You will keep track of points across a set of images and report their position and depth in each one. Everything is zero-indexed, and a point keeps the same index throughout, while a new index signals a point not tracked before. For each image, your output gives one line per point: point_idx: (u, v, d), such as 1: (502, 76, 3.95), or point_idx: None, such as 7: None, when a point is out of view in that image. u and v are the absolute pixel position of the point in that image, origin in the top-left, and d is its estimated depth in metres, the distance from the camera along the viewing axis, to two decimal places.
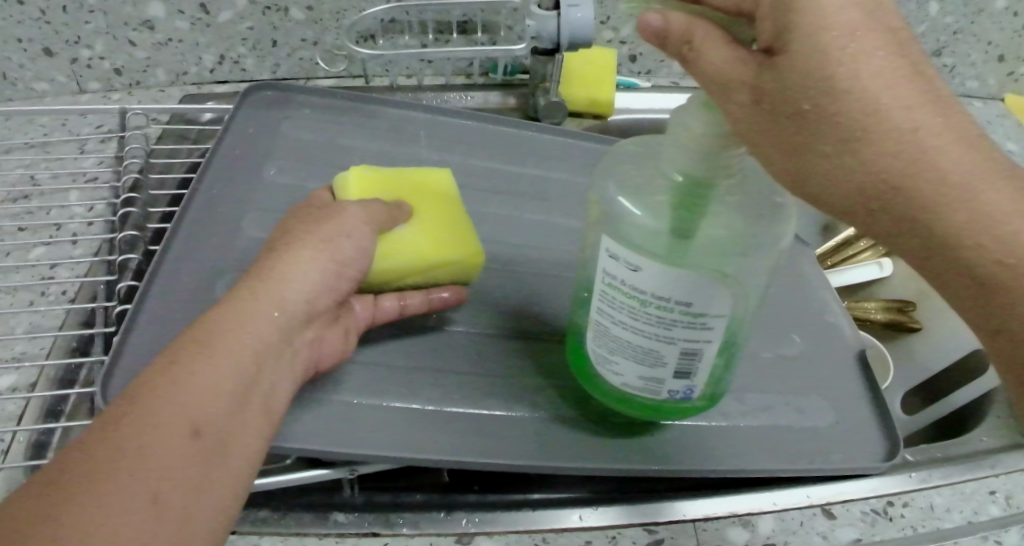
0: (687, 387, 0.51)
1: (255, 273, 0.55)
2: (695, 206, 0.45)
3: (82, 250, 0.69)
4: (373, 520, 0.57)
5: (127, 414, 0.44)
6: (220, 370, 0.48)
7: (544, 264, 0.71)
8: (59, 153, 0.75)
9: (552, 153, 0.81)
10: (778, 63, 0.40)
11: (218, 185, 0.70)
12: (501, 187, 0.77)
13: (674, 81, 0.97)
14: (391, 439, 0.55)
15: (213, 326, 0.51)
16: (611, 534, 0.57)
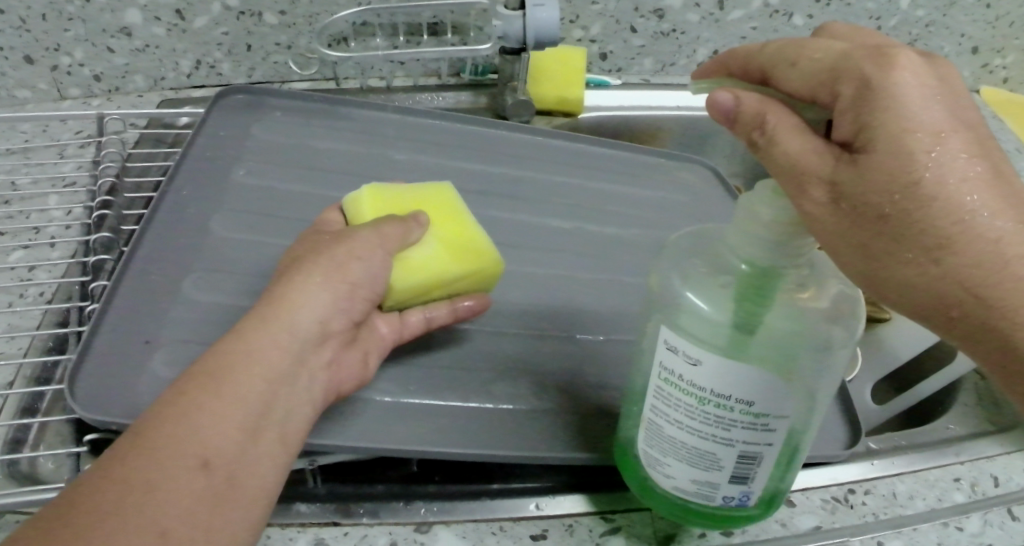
0: (743, 493, 0.46)
1: (273, 292, 0.49)
2: (758, 297, 0.42)
3: (61, 252, 0.65)
4: (334, 510, 0.52)
5: (136, 446, 0.40)
6: (233, 405, 0.43)
7: (530, 263, 0.64)
8: (39, 158, 0.71)
9: (540, 154, 0.72)
10: (860, 162, 0.36)
11: (185, 185, 0.61)
12: (476, 185, 0.68)
13: (645, 79, 0.80)
14: (356, 432, 0.51)
15: (228, 347, 0.46)
16: (567, 523, 0.53)
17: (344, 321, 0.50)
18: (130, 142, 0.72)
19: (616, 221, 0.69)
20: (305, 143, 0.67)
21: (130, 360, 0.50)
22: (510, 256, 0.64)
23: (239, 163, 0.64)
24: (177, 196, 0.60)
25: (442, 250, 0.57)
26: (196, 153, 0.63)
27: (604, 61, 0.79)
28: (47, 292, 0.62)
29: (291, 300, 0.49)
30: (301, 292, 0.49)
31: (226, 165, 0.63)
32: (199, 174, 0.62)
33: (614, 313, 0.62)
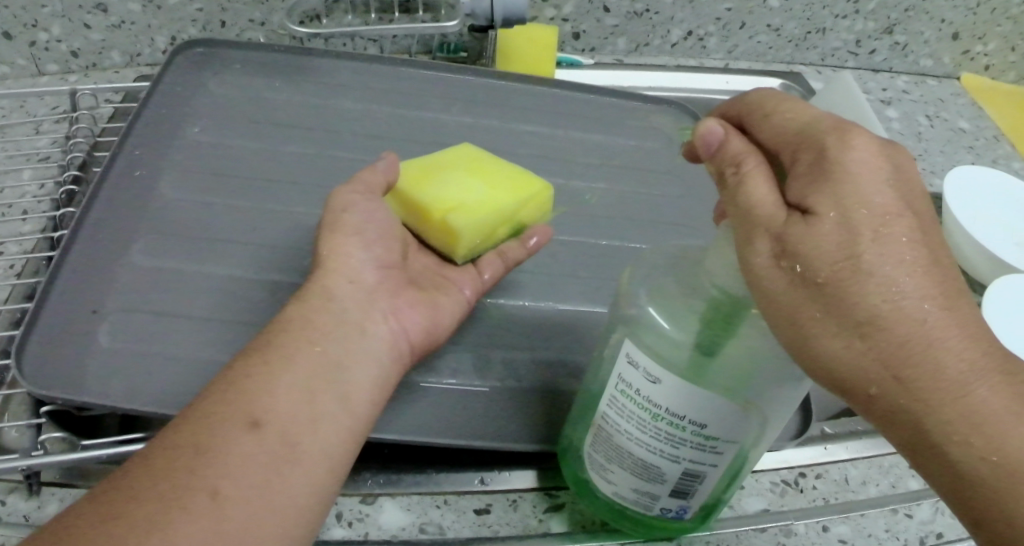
0: (681, 507, 0.47)
1: (317, 266, 0.51)
2: (726, 326, 0.41)
3: (32, 226, 0.66)
4: None
5: (197, 411, 0.42)
6: (286, 370, 0.44)
7: None
8: (15, 134, 0.72)
9: (525, 111, 0.71)
10: (809, 220, 0.38)
11: (141, 155, 0.62)
12: None
13: (619, 60, 0.80)
14: None
15: (281, 320, 0.47)
16: (511, 498, 0.53)
17: (374, 273, 0.52)
18: (105, 117, 0.73)
19: (582, 173, 0.68)
20: (269, 117, 0.68)
21: (76, 328, 0.51)
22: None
23: (205, 137, 0.65)
24: (137, 168, 0.61)
25: (491, 192, 0.58)
26: (160, 125, 0.64)
27: (577, 40, 0.78)
28: (16, 266, 0.63)
29: (327, 269, 0.50)
30: (340, 258, 0.51)
31: (192, 138, 0.64)
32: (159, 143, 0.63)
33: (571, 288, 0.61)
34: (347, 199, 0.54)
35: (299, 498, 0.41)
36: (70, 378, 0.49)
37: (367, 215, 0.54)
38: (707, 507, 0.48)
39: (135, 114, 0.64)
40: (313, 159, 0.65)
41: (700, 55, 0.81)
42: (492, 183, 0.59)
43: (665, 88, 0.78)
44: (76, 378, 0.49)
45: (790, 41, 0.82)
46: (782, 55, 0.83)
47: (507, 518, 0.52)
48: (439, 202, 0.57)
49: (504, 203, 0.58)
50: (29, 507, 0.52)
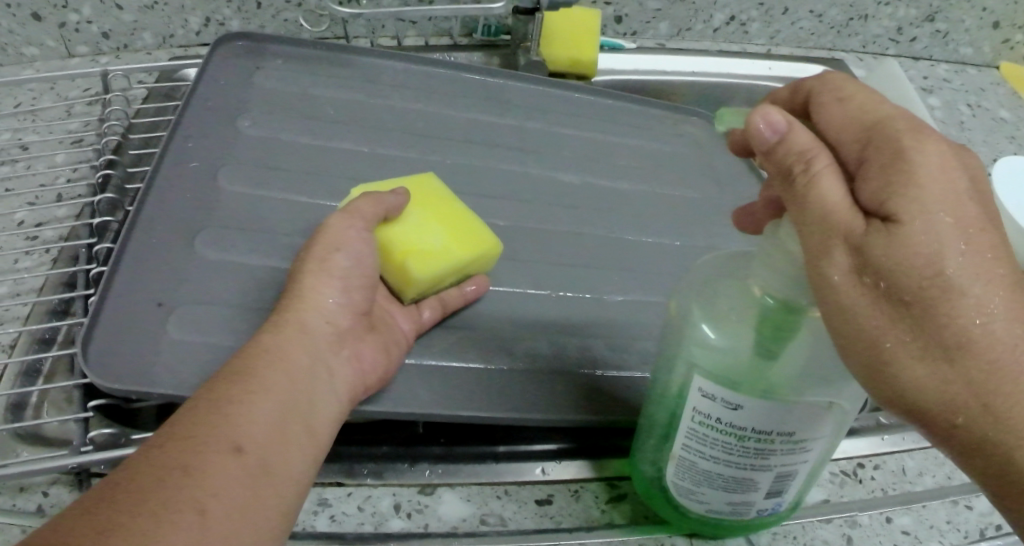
0: (776, 504, 0.46)
1: (288, 300, 0.48)
2: (783, 332, 0.40)
3: (67, 210, 0.64)
4: (339, 469, 0.52)
5: (175, 434, 0.40)
6: (261, 397, 0.43)
7: (541, 218, 0.63)
8: (46, 118, 0.70)
9: (560, 107, 0.72)
10: (893, 231, 0.34)
11: (194, 138, 0.60)
12: (486, 138, 0.67)
13: (660, 44, 0.80)
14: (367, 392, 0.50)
15: (253, 347, 0.45)
16: (573, 488, 0.52)
17: (347, 320, 0.49)
18: (138, 98, 0.71)
19: (626, 175, 0.68)
20: (307, 93, 0.66)
21: (135, 318, 0.50)
22: (522, 211, 0.63)
23: (243, 115, 0.62)
24: (181, 148, 0.59)
25: (449, 236, 0.56)
26: (198, 104, 0.62)
27: (619, 24, 0.79)
28: (52, 252, 0.61)
29: (304, 308, 0.48)
30: (315, 302, 0.48)
31: (233, 116, 0.62)
32: (201, 122, 0.61)
33: (624, 270, 0.60)
34: (337, 238, 0.51)
35: (272, 524, 0.40)
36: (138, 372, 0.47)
37: (355, 259, 0.50)
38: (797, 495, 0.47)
39: (189, 94, 0.62)
40: (357, 139, 0.64)
41: (743, 39, 0.81)
42: (450, 224, 0.56)
43: (707, 73, 0.79)
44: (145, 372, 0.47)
45: (832, 28, 0.81)
46: (823, 40, 0.83)
47: (570, 509, 0.51)
48: (392, 244, 0.54)
49: (463, 252, 0.55)
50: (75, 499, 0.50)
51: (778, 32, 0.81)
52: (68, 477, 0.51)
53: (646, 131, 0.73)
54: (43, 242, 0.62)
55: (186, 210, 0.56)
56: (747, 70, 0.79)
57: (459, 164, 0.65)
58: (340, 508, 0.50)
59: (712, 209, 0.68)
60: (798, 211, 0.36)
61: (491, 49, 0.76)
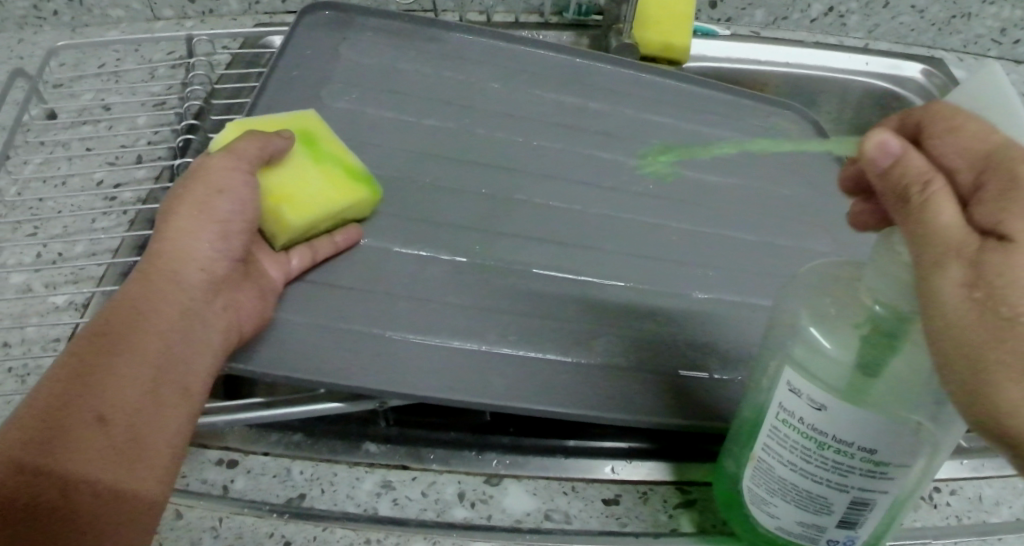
0: (849, 538, 0.43)
1: (165, 246, 0.47)
2: (891, 341, 0.38)
3: (145, 172, 0.64)
4: (403, 452, 0.51)
5: (40, 410, 0.40)
6: (119, 358, 0.42)
7: (619, 208, 0.61)
8: (129, 80, 0.70)
9: (645, 94, 0.69)
10: (1011, 250, 0.30)
11: (274, 108, 0.59)
12: (568, 121, 0.65)
13: (755, 32, 0.77)
14: (441, 381, 0.48)
15: (128, 300, 0.44)
16: (642, 490, 0.51)
17: (226, 264, 0.48)
18: (220, 63, 0.71)
19: (709, 170, 0.66)
20: (388, 66, 0.64)
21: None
22: (600, 201, 0.61)
23: (324, 87, 0.61)
24: (261, 118, 0.59)
25: (330, 180, 0.54)
26: (280, 74, 0.61)
27: (713, 9, 0.76)
28: (129, 214, 0.62)
29: (173, 253, 0.46)
30: (181, 249, 0.47)
31: (313, 88, 0.61)
32: (283, 93, 0.60)
33: (703, 267, 0.58)
34: (217, 181, 0.50)
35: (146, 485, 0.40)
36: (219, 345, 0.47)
37: (238, 206, 0.49)
38: (877, 533, 0.44)
39: (274, 62, 0.61)
40: (436, 118, 0.62)
41: (840, 32, 0.78)
42: (334, 167, 0.55)
43: (801, 65, 0.75)
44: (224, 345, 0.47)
45: (934, 24, 0.77)
46: (924, 37, 0.78)
47: (637, 512, 0.50)
48: (277, 181, 0.53)
49: (336, 196, 0.54)
50: None
51: (876, 25, 0.77)
52: None
53: (733, 123, 0.70)
54: (121, 204, 0.62)
55: None
56: (842, 63, 0.75)
57: (538, 148, 0.63)
58: (404, 492, 0.49)
59: (796, 209, 0.65)
60: (909, 237, 0.33)
61: (579, 29, 0.74)
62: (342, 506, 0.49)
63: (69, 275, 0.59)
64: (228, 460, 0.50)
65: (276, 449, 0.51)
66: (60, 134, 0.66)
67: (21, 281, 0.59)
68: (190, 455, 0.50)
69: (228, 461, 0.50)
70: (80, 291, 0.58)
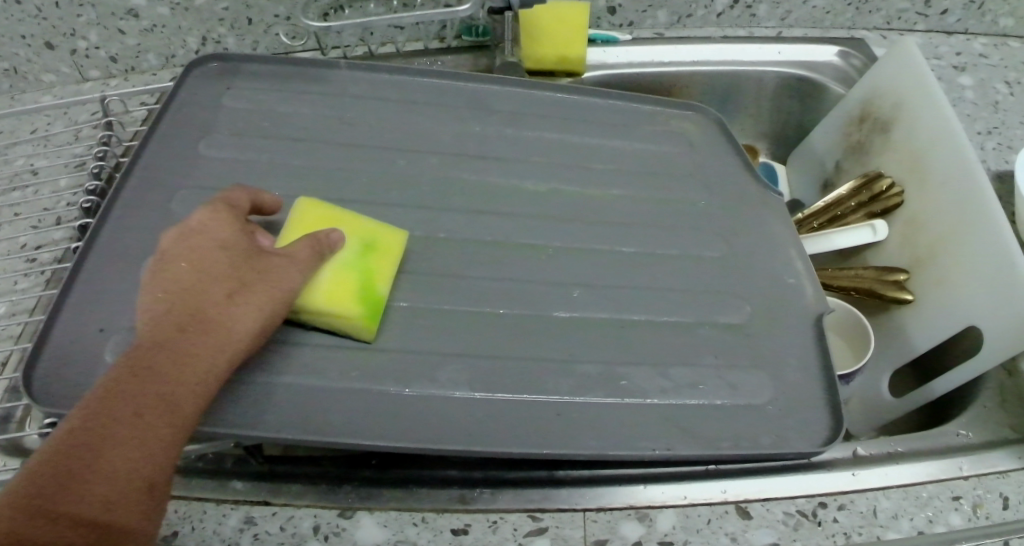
0: None
1: (222, 303, 0.47)
2: None
3: (64, 232, 0.68)
4: (268, 487, 0.53)
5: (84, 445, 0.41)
6: (164, 415, 0.43)
7: (494, 230, 0.61)
8: (59, 143, 0.75)
9: (539, 110, 0.69)
10: None
11: (157, 159, 0.62)
12: (453, 144, 0.65)
13: (659, 33, 0.75)
14: (283, 421, 0.50)
15: (173, 347, 0.45)
16: (492, 519, 0.51)
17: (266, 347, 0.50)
18: (140, 119, 0.75)
19: (599, 182, 0.65)
20: (270, 110, 0.65)
21: (81, 345, 0.53)
22: (477, 225, 0.61)
23: (208, 135, 0.63)
24: (142, 171, 0.61)
25: (336, 282, 0.53)
26: (165, 124, 0.63)
27: (613, 15, 0.74)
28: (47, 273, 0.66)
29: (227, 311, 0.47)
30: (233, 313, 0.47)
31: (197, 136, 0.63)
32: (171, 142, 0.63)
33: (572, 287, 0.59)
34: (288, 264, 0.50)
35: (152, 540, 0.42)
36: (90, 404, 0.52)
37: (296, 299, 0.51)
38: None
39: (160, 113, 0.63)
40: (315, 154, 0.63)
41: (750, 23, 0.75)
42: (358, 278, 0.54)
43: (706, 63, 0.74)
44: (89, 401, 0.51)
45: (850, 4, 0.74)
46: (842, 19, 0.75)
47: (485, 540, 0.50)
48: None
49: (326, 302, 0.52)
50: None
51: (787, 13, 0.74)
52: None
53: (631, 131, 0.69)
54: (41, 263, 0.67)
55: (144, 235, 0.58)
56: (754, 56, 0.73)
57: (417, 175, 0.63)
58: (263, 527, 0.52)
59: (682, 215, 0.64)
60: None
61: (477, 50, 0.75)
62: (208, 542, 0.52)
63: None
64: None
65: None
66: None
67: None
68: None
69: None
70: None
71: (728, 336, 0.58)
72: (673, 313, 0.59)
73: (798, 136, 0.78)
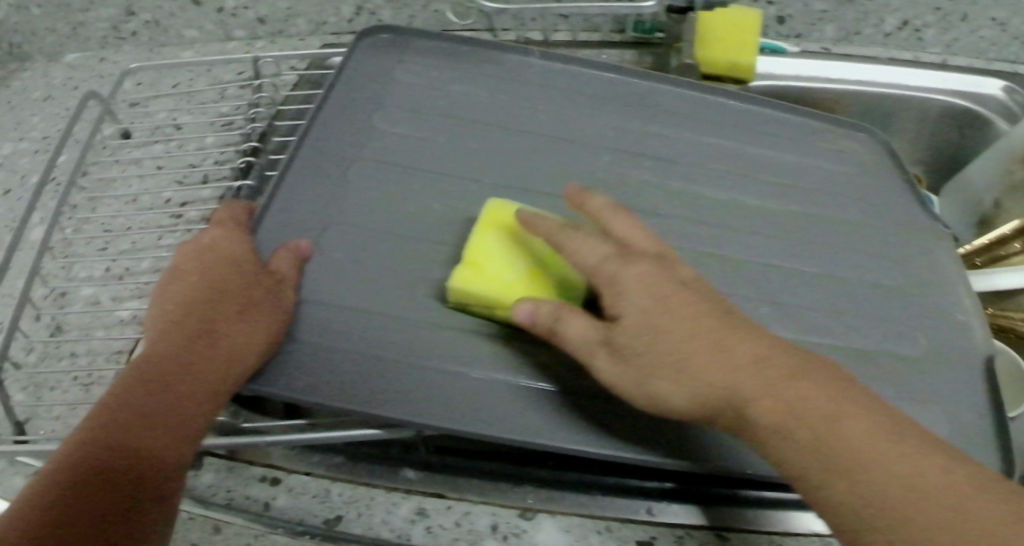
0: None
1: (236, 317, 0.48)
2: None
3: (211, 191, 0.66)
4: (441, 480, 0.51)
5: (111, 445, 0.43)
6: (178, 416, 0.45)
7: (669, 237, 0.60)
8: (201, 99, 0.74)
9: (703, 115, 0.67)
10: None
11: (329, 128, 0.59)
12: (624, 145, 0.64)
13: (825, 48, 0.75)
14: (468, 414, 0.48)
15: (200, 357, 0.46)
16: (678, 534, 0.50)
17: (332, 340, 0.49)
18: (288, 84, 0.73)
19: (772, 198, 0.63)
20: (443, 89, 0.64)
21: None
22: (654, 231, 0.60)
23: (380, 109, 0.61)
24: (314, 140, 0.58)
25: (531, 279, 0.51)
26: (336, 93, 0.61)
27: (781, 25, 0.74)
28: (192, 233, 0.64)
29: (235, 325, 0.48)
30: (233, 324, 0.48)
31: (368, 110, 0.61)
32: (341, 114, 0.61)
33: (751, 300, 0.58)
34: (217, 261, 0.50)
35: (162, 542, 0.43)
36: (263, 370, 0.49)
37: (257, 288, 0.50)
38: None
39: (331, 81, 0.61)
40: (487, 142, 0.62)
41: (917, 47, 0.74)
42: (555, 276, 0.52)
43: (873, 83, 0.73)
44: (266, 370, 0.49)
45: (1018, 38, 0.72)
46: (1006, 51, 0.74)
47: None
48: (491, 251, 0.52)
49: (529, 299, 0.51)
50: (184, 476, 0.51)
51: (954, 41, 0.73)
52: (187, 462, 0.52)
53: (803, 148, 0.67)
54: (186, 222, 0.65)
55: (318, 208, 0.56)
56: (921, 81, 0.73)
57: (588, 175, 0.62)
58: (437, 520, 0.50)
59: (853, 237, 0.63)
60: None
61: (643, 47, 0.73)
62: (378, 532, 0.49)
63: (135, 291, 0.62)
64: (272, 478, 0.51)
65: (317, 470, 0.51)
66: (133, 153, 0.69)
67: (90, 293, 0.62)
68: (234, 470, 0.51)
69: (272, 479, 0.51)
70: (142, 306, 0.61)
71: (904, 369, 0.56)
72: (850, 338, 0.57)
73: (949, 167, 0.77)
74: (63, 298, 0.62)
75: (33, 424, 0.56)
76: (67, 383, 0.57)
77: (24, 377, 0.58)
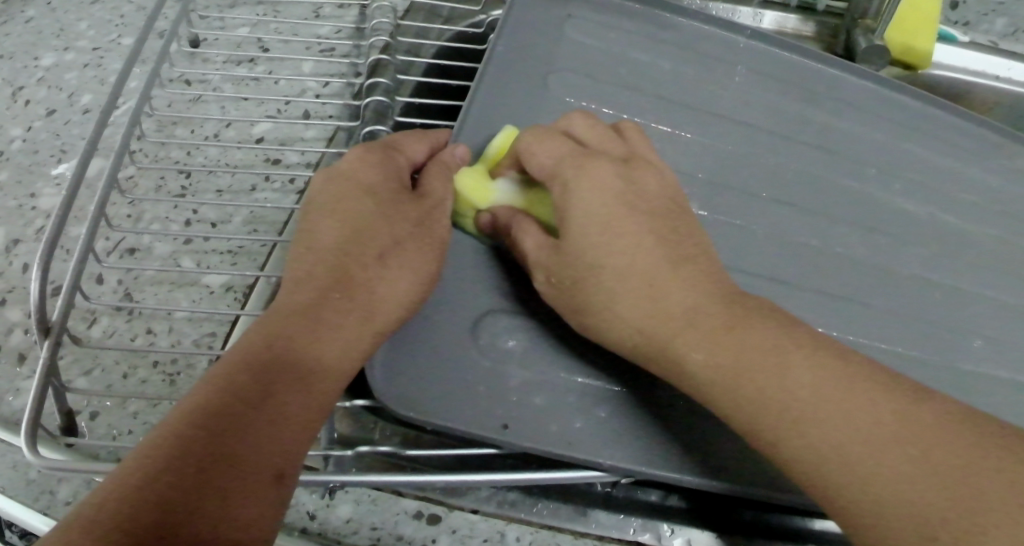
0: None
1: (374, 260, 0.39)
2: None
3: (314, 132, 0.53)
4: (640, 526, 0.41)
5: (205, 421, 0.34)
6: (297, 344, 0.37)
7: (887, 230, 0.50)
8: (291, 15, 0.60)
9: (899, 96, 0.55)
10: None
11: (500, 92, 0.50)
12: (825, 120, 0.53)
13: (994, 41, 0.63)
14: (705, 457, 0.39)
15: (312, 305, 0.38)
16: None
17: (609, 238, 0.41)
18: (399, 9, 0.59)
19: (995, 190, 0.53)
20: (624, 53, 0.54)
21: (438, 323, 0.41)
22: (869, 225, 0.49)
23: (553, 70, 0.52)
24: (486, 105, 0.49)
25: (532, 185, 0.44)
26: (502, 48, 0.52)
27: (952, 10, 0.64)
28: (298, 183, 0.51)
29: (377, 273, 0.39)
30: (368, 234, 0.40)
31: (540, 72, 0.51)
32: (509, 69, 0.51)
33: (988, 313, 0.48)
34: (355, 168, 0.42)
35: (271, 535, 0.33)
36: (449, 392, 0.39)
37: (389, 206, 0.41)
38: None
39: (497, 36, 0.52)
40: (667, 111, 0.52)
41: None
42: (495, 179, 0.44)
43: None
44: (456, 394, 0.39)
45: None
46: None
47: None
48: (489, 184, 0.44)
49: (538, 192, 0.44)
50: (317, 506, 0.40)
51: None
52: (320, 491, 0.40)
53: (1006, 143, 0.55)
54: (285, 167, 0.52)
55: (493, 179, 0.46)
56: None
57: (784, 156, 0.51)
58: None
59: None
60: None
61: (809, 15, 0.61)
62: None
63: (224, 248, 0.48)
64: (429, 515, 0.40)
65: (487, 507, 0.40)
66: (210, 71, 0.56)
67: (166, 251, 0.48)
68: (381, 503, 0.40)
69: (429, 516, 0.40)
70: (236, 270, 0.47)
71: None
72: None
73: None
74: (132, 256, 0.48)
75: (103, 421, 0.43)
76: (145, 370, 0.44)
77: (86, 355, 0.45)
